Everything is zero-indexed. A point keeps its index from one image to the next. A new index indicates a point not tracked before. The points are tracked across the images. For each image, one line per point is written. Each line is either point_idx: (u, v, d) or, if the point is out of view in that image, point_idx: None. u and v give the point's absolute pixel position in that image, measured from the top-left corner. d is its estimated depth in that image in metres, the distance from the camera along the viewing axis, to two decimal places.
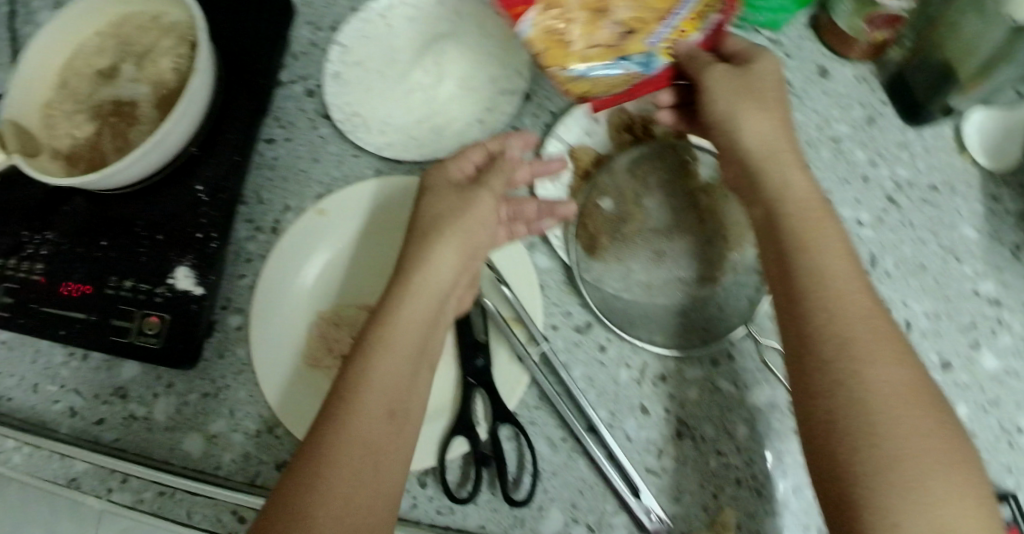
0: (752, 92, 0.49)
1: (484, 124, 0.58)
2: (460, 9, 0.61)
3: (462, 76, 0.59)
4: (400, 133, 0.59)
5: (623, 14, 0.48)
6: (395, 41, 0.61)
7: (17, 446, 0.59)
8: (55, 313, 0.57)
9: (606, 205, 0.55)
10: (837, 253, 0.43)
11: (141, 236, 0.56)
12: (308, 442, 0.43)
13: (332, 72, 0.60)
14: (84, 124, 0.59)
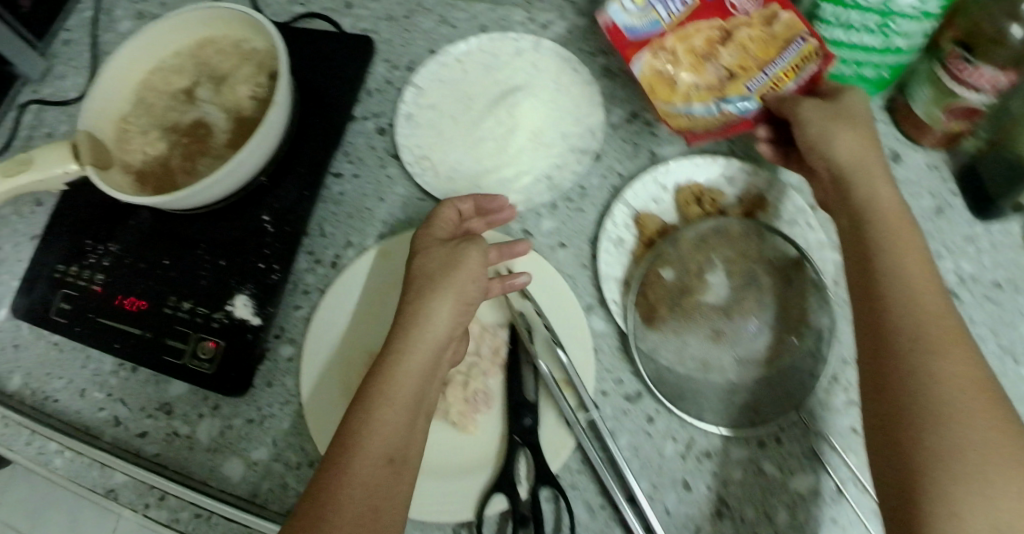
0: (844, 119, 0.52)
1: (551, 180, 0.61)
2: (536, 63, 0.65)
3: (533, 129, 0.62)
4: (468, 181, 0.61)
5: (725, 59, 0.56)
6: (470, 87, 0.64)
7: (59, 450, 0.60)
8: (110, 326, 0.57)
9: (669, 276, 0.55)
10: (922, 265, 0.46)
11: (203, 260, 0.58)
12: (318, 477, 0.45)
13: (406, 113, 0.63)
14: (156, 141, 0.60)
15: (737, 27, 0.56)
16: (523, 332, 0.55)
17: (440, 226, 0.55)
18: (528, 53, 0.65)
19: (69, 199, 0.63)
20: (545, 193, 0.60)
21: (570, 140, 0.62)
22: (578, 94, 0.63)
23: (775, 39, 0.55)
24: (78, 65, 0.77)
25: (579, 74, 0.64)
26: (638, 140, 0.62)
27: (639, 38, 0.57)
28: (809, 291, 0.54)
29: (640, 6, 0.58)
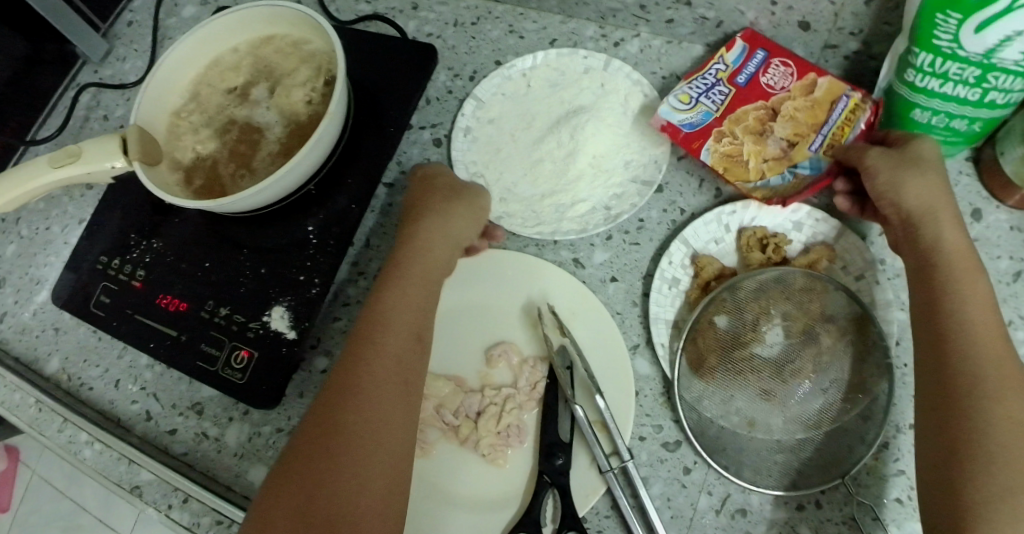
0: (916, 166, 0.49)
1: (609, 210, 0.59)
2: (604, 84, 0.63)
3: (596, 154, 0.61)
4: (524, 204, 0.60)
5: (781, 131, 0.56)
6: (533, 106, 0.63)
7: (90, 440, 0.60)
8: (147, 324, 0.57)
9: (722, 324, 0.52)
10: (985, 300, 0.46)
11: (244, 267, 0.57)
12: (349, 360, 0.50)
13: (464, 128, 0.63)
14: (208, 140, 0.60)
15: (782, 101, 0.57)
16: (562, 373, 0.53)
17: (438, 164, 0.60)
18: (596, 73, 0.63)
19: (115, 190, 0.63)
20: (601, 224, 0.58)
21: (631, 169, 0.60)
22: (643, 121, 0.61)
23: (820, 104, 0.56)
24: (139, 49, 0.77)
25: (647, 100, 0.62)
26: (703, 175, 0.59)
27: (697, 130, 0.57)
28: (870, 352, 0.51)
29: (687, 104, 0.58)
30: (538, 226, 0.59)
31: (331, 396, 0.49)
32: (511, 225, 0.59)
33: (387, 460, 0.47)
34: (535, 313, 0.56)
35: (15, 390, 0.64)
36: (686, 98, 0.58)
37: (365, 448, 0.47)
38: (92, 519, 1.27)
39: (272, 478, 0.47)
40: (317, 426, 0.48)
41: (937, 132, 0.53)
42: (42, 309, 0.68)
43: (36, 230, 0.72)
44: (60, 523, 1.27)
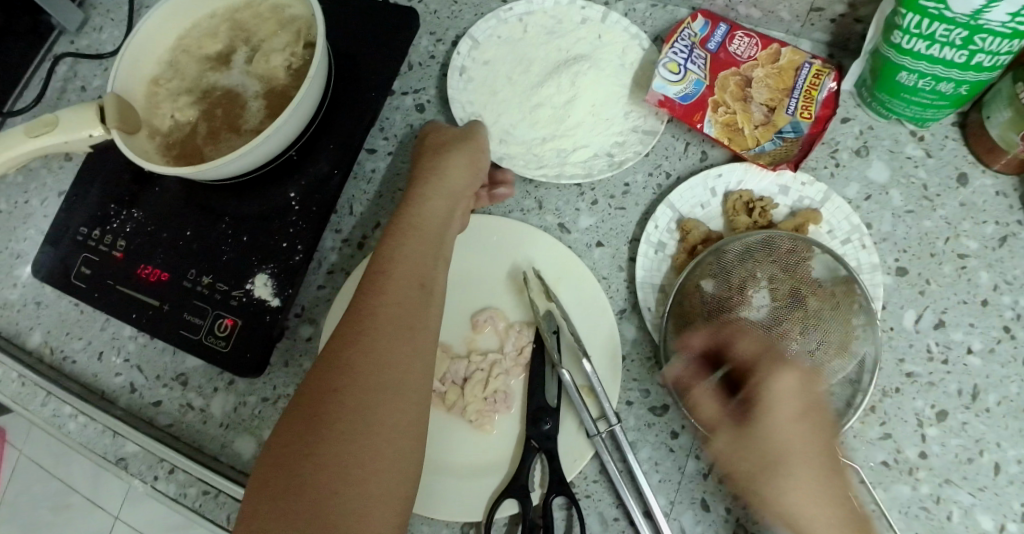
0: (771, 468, 0.44)
1: (612, 157, 0.58)
2: (601, 35, 0.62)
3: (593, 102, 0.60)
4: (523, 146, 0.60)
5: (759, 98, 0.56)
6: (529, 50, 0.62)
7: (73, 414, 0.60)
8: (129, 295, 0.57)
9: (708, 288, 0.52)
10: (801, 438, 0.44)
11: (226, 235, 0.56)
12: (351, 316, 0.49)
13: (459, 67, 0.62)
14: (187, 107, 0.59)
15: (752, 68, 0.57)
16: (548, 335, 0.53)
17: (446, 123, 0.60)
18: (592, 23, 0.63)
19: (90, 160, 0.61)
20: (605, 170, 0.58)
21: (631, 120, 0.60)
22: (629, 85, 0.60)
23: (785, 70, 0.56)
24: (116, 18, 0.75)
25: (631, 66, 0.61)
26: (690, 139, 0.59)
27: (693, 101, 0.57)
28: (855, 315, 0.51)
29: (676, 73, 0.57)
30: (542, 168, 0.58)
31: (333, 350, 0.47)
32: (517, 167, 0.59)
33: (394, 404, 0.46)
34: (522, 278, 0.56)
35: None
36: (675, 67, 0.57)
37: (372, 401, 0.45)
38: (81, 498, 1.26)
39: (280, 425, 0.46)
40: (319, 381, 0.46)
41: (922, 95, 0.52)
42: (22, 283, 0.67)
43: (14, 203, 0.70)
44: (48, 503, 1.27)
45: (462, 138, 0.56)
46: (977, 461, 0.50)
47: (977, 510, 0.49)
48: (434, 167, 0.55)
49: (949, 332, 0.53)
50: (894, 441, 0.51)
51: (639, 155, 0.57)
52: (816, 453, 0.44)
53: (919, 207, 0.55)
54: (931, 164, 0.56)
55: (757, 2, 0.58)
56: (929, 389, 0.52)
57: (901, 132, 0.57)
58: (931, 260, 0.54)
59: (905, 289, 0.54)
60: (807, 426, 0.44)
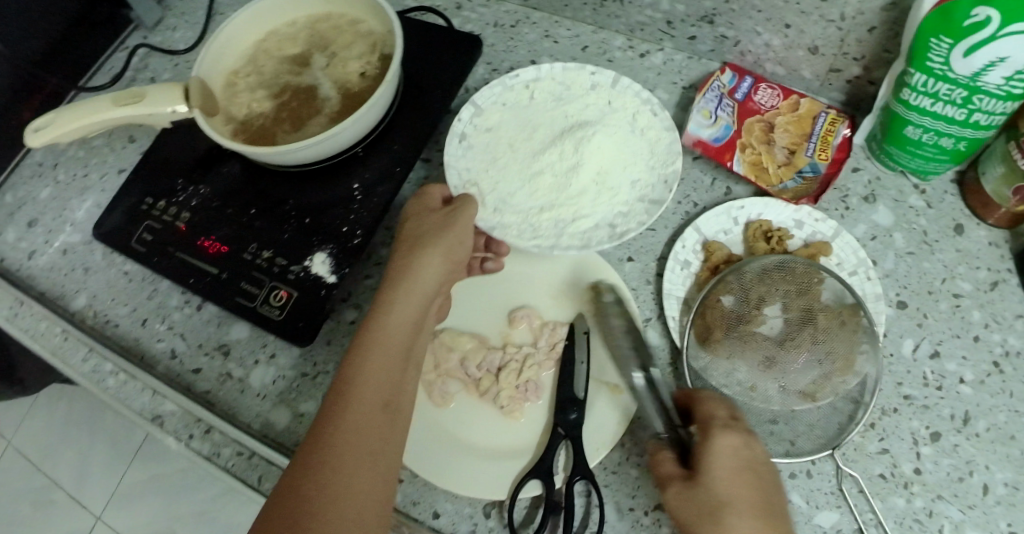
0: (711, 515, 0.45)
1: (614, 228, 0.59)
2: (611, 101, 0.65)
3: (600, 168, 0.61)
4: (520, 215, 0.60)
5: (780, 142, 0.62)
6: (534, 116, 0.65)
7: (115, 369, 0.63)
8: (187, 261, 0.60)
9: (729, 302, 0.57)
10: (746, 490, 0.46)
11: (289, 215, 0.61)
12: (314, 436, 0.46)
13: (460, 133, 0.64)
14: (263, 99, 0.64)
15: (774, 117, 0.64)
16: (580, 334, 0.58)
17: (427, 201, 0.58)
18: (603, 89, 0.65)
19: (164, 138, 0.67)
20: (604, 241, 0.58)
21: (637, 188, 0.60)
22: (639, 150, 0.62)
23: (804, 119, 0.63)
24: (190, 20, 0.81)
25: (641, 132, 0.63)
26: (717, 174, 0.64)
27: (725, 143, 0.63)
28: (860, 339, 0.56)
29: (709, 118, 0.64)
30: (536, 239, 0.59)
31: (292, 476, 0.44)
32: (509, 237, 0.59)
33: None
34: (558, 282, 0.60)
35: (42, 319, 0.67)
36: (707, 114, 0.64)
37: None
38: (64, 494, 1.23)
39: None
40: (277, 510, 0.43)
41: (925, 149, 0.59)
42: (74, 249, 0.71)
43: (73, 175, 0.74)
44: (31, 497, 1.24)
45: (441, 230, 0.55)
46: (966, 480, 0.55)
47: (966, 526, 0.53)
48: (412, 263, 0.52)
49: (943, 361, 0.58)
50: (891, 456, 0.56)
51: (643, 224, 0.58)
52: (758, 499, 0.46)
53: (919, 249, 0.61)
54: (931, 214, 0.62)
55: (783, 61, 0.65)
56: (924, 412, 0.57)
57: (906, 184, 0.63)
58: (929, 297, 0.60)
59: (905, 320, 0.59)
60: (747, 488, 0.46)
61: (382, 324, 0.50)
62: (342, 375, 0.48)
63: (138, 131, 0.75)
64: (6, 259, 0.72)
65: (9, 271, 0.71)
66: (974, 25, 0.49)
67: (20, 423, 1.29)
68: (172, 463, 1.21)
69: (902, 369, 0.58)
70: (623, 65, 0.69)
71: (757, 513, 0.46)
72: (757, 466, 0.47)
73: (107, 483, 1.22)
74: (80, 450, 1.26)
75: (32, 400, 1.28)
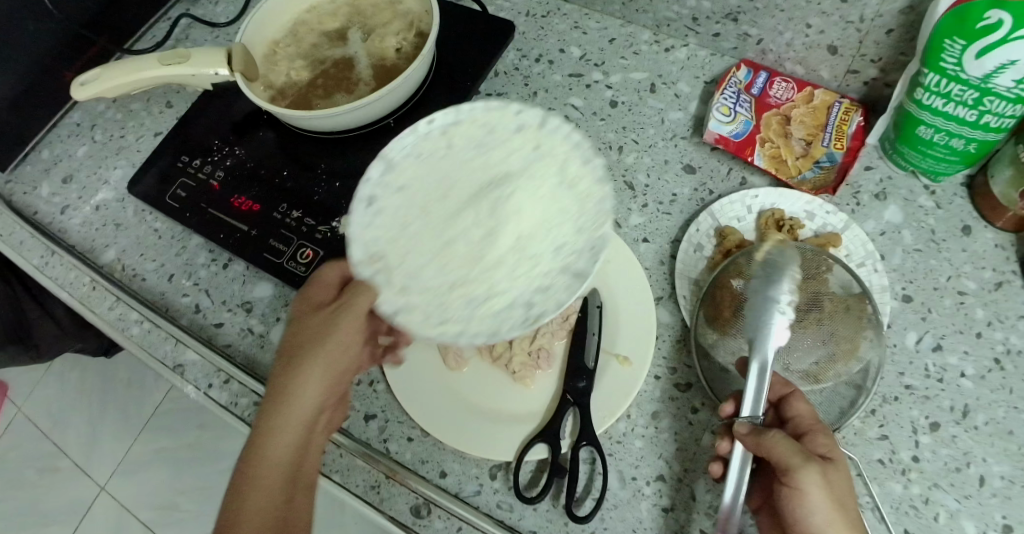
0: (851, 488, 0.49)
1: (531, 309, 0.49)
2: (537, 145, 0.56)
3: (522, 234, 0.52)
4: (427, 295, 0.51)
5: (798, 134, 0.65)
6: (450, 171, 0.55)
7: (140, 320, 0.65)
8: (219, 217, 0.63)
9: (740, 284, 0.58)
10: None
11: (321, 179, 0.63)
12: None
13: (368, 195, 0.55)
14: (301, 69, 0.67)
15: (790, 110, 0.66)
16: (593, 308, 0.59)
17: (317, 290, 0.54)
18: (530, 130, 0.57)
19: (202, 104, 0.70)
20: (516, 329, 0.48)
21: (563, 256, 0.51)
22: (566, 207, 0.53)
23: (819, 109, 0.66)
24: None
25: (573, 185, 0.54)
26: (734, 165, 0.66)
27: (744, 138, 0.65)
28: (865, 328, 0.57)
29: (728, 115, 0.65)
30: (442, 326, 0.49)
31: None
32: (411, 324, 0.50)
33: None
34: None
35: (71, 269, 0.69)
36: (726, 110, 0.65)
37: None
38: (70, 462, 1.24)
39: None
40: None
41: (937, 149, 0.61)
42: (106, 205, 0.74)
43: (110, 136, 0.77)
44: (37, 464, 1.26)
45: (321, 337, 0.51)
46: (964, 471, 0.56)
47: (962, 515, 0.54)
48: (291, 377, 0.50)
49: (946, 355, 0.59)
50: (891, 443, 0.57)
51: (564, 306, 0.48)
52: None
53: (927, 247, 0.63)
54: (940, 214, 0.64)
55: (803, 60, 0.67)
56: (925, 402, 0.58)
57: (916, 185, 0.65)
58: (934, 293, 0.61)
59: (910, 314, 0.61)
60: None
61: (257, 448, 0.48)
62: (227, 499, 0.48)
63: (176, 97, 0.78)
64: (38, 213, 0.75)
65: (40, 224, 0.74)
66: (984, 28, 0.51)
67: (32, 390, 1.31)
68: (179, 437, 1.22)
69: (905, 359, 0.59)
70: (648, 57, 0.71)
71: None
72: None
73: (113, 454, 1.24)
74: (89, 420, 1.27)
75: (46, 367, 1.31)
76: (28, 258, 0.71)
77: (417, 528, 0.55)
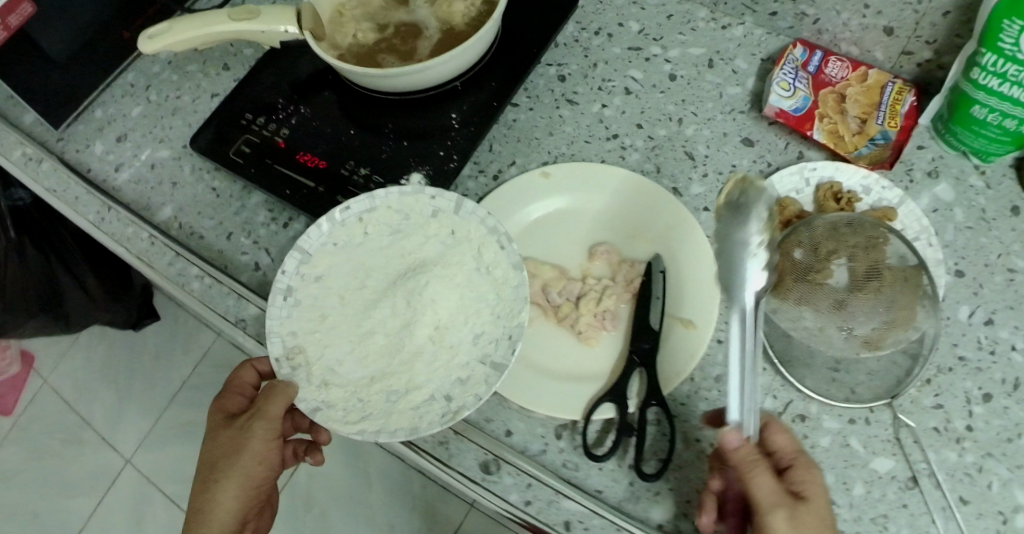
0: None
1: (450, 400, 0.54)
2: (454, 230, 0.61)
3: (437, 325, 0.58)
4: (346, 389, 0.56)
5: (852, 113, 0.67)
6: (366, 257, 0.61)
7: (199, 275, 0.66)
8: (286, 174, 0.64)
9: (801, 257, 0.61)
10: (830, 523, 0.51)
11: (388, 137, 0.64)
12: None
13: (284, 289, 0.59)
14: (367, 31, 0.68)
15: (844, 89, 0.68)
16: (657, 274, 0.60)
17: (230, 398, 0.62)
18: (445, 214, 0.61)
19: (264, 65, 0.71)
20: (435, 424, 0.53)
21: (480, 345, 0.56)
22: (483, 294, 0.58)
23: (873, 89, 0.68)
24: None
25: (489, 272, 0.59)
26: (791, 141, 0.67)
27: (803, 114, 0.66)
28: (921, 301, 0.59)
29: (787, 90, 0.67)
30: (362, 423, 0.54)
31: None
32: (333, 420, 0.54)
33: None
34: (639, 225, 0.63)
35: (128, 224, 0.70)
36: (785, 86, 0.67)
37: None
38: (95, 434, 1.26)
39: None
40: None
41: (989, 130, 0.62)
42: (162, 164, 0.74)
43: (165, 97, 0.78)
44: (62, 435, 1.27)
45: (235, 450, 0.57)
46: (1015, 441, 0.57)
47: (1013, 483, 0.56)
48: (213, 492, 0.57)
49: (997, 329, 0.61)
50: (944, 412, 0.58)
51: (480, 399, 0.54)
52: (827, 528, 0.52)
53: (978, 226, 0.64)
54: (990, 194, 0.65)
55: (858, 41, 0.69)
56: (976, 373, 0.59)
57: (966, 166, 0.66)
58: (985, 269, 0.63)
59: (961, 290, 0.62)
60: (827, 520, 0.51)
61: None
62: None
63: (232, 60, 0.79)
64: (92, 169, 0.75)
65: (95, 180, 0.74)
66: None
67: (56, 362, 1.32)
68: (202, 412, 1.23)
69: (958, 331, 0.61)
70: (705, 35, 0.73)
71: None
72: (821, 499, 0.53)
73: (139, 428, 1.25)
74: (114, 395, 1.28)
75: (72, 340, 1.32)
76: (83, 213, 0.71)
77: (487, 484, 0.54)
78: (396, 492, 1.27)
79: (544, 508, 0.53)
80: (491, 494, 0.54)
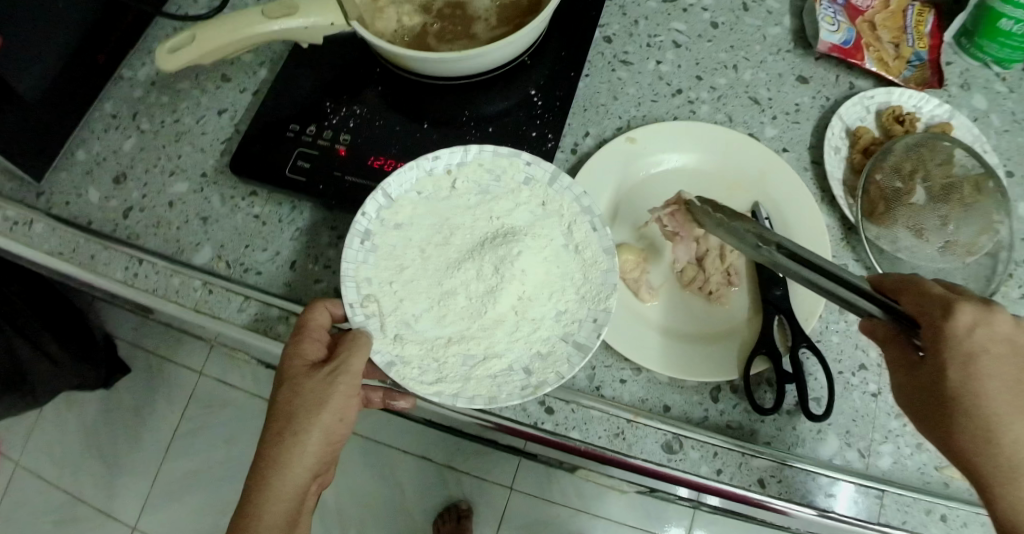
0: (969, 390, 0.45)
1: (530, 373, 0.52)
2: (546, 202, 0.57)
3: (522, 295, 0.55)
4: (423, 345, 0.53)
5: (887, 38, 0.69)
6: (450, 214, 0.58)
7: (284, 315, 0.59)
8: (358, 183, 0.59)
9: (887, 184, 0.63)
10: (999, 367, 0.45)
11: (470, 124, 0.63)
12: None
13: (364, 230, 0.56)
14: (412, 14, 0.62)
15: (873, 16, 0.70)
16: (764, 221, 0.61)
17: (308, 344, 0.53)
18: (539, 185, 0.58)
19: (299, 73, 0.65)
20: (514, 396, 0.51)
21: (563, 324, 0.54)
22: (570, 273, 0.55)
23: (896, 13, 0.71)
24: None
25: (577, 249, 0.56)
26: (838, 72, 0.70)
27: (852, 45, 0.68)
28: (996, 202, 0.62)
29: (832, 24, 0.68)
30: (437, 385, 0.52)
31: None
32: (408, 379, 0.52)
33: None
34: (732, 173, 0.63)
35: (171, 275, 0.61)
36: (830, 20, 0.68)
37: None
38: (88, 508, 1.22)
39: None
40: None
41: (1014, 39, 0.67)
42: (182, 200, 0.64)
43: (161, 122, 0.68)
44: (53, 516, 1.24)
45: (317, 403, 0.51)
46: None
47: None
48: (286, 447, 0.50)
49: None
50: None
51: (561, 376, 0.51)
52: (1004, 370, 0.45)
53: (1015, 129, 0.69)
54: (1016, 97, 0.70)
55: None
56: None
57: (989, 74, 0.71)
58: None
59: (1015, 189, 0.67)
60: (998, 366, 0.45)
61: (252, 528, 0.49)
62: None
63: (230, 69, 0.70)
64: (95, 222, 0.64)
65: (104, 231, 0.63)
66: None
67: (27, 441, 1.29)
68: (207, 458, 1.23)
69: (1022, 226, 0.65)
70: None
71: (1013, 391, 0.45)
72: (995, 338, 0.45)
73: (138, 490, 1.22)
74: (101, 463, 1.25)
75: (38, 414, 1.29)
76: (110, 275, 0.61)
77: (674, 464, 0.54)
78: (431, 493, 1.24)
79: (735, 472, 0.53)
80: (681, 473, 0.53)
